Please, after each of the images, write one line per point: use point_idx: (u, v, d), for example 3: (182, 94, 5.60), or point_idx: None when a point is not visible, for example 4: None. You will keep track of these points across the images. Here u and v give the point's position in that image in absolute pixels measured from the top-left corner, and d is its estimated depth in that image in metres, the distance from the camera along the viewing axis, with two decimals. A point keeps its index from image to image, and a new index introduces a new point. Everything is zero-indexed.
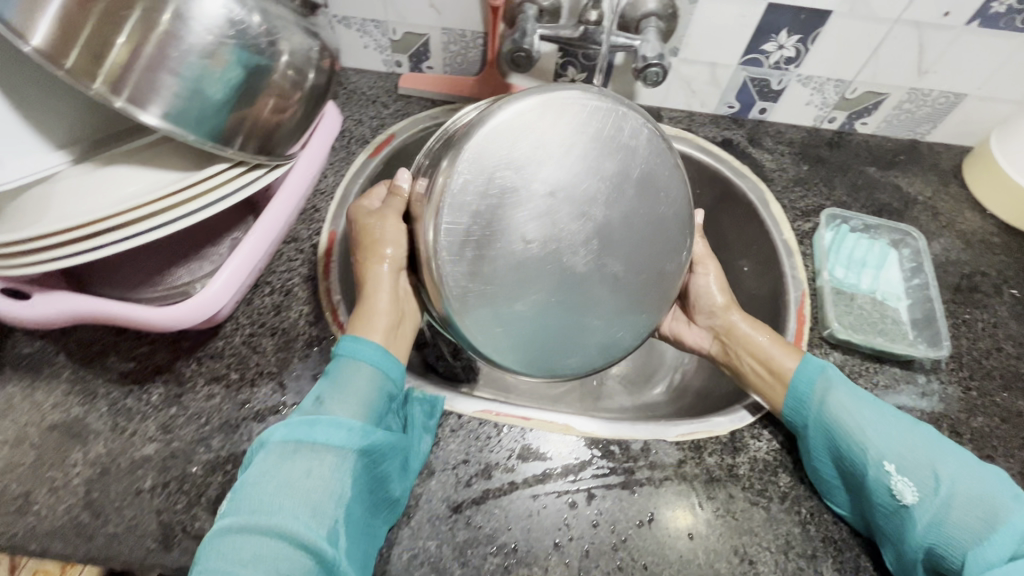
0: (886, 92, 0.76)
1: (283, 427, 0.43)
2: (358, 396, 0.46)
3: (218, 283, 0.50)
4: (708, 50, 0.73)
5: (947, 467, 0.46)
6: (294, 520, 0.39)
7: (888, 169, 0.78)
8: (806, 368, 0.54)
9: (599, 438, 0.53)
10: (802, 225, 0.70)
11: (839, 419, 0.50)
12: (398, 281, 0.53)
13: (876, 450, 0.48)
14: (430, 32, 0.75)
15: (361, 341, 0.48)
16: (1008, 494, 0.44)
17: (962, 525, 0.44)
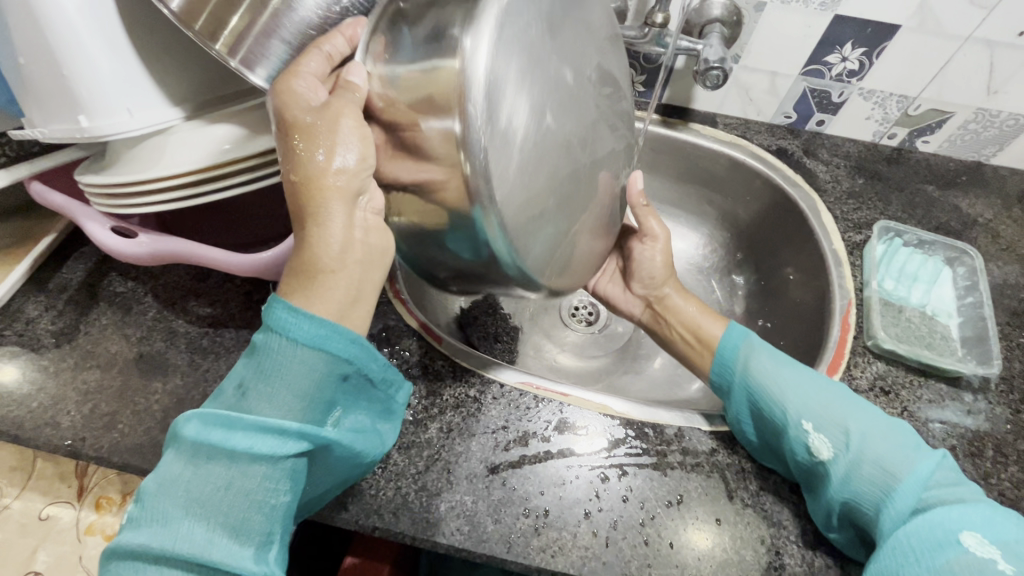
0: (951, 111, 0.75)
1: (199, 426, 0.40)
2: (287, 389, 0.41)
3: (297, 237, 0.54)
4: (770, 59, 0.74)
5: (858, 425, 0.48)
6: (212, 541, 0.38)
7: (948, 188, 0.77)
8: (732, 335, 0.58)
9: (633, 418, 0.55)
10: (854, 237, 0.70)
11: (760, 383, 0.53)
12: (356, 213, 0.42)
13: (795, 410, 0.50)
14: None
15: (298, 314, 0.41)
16: (912, 448, 0.47)
17: (867, 481, 0.46)
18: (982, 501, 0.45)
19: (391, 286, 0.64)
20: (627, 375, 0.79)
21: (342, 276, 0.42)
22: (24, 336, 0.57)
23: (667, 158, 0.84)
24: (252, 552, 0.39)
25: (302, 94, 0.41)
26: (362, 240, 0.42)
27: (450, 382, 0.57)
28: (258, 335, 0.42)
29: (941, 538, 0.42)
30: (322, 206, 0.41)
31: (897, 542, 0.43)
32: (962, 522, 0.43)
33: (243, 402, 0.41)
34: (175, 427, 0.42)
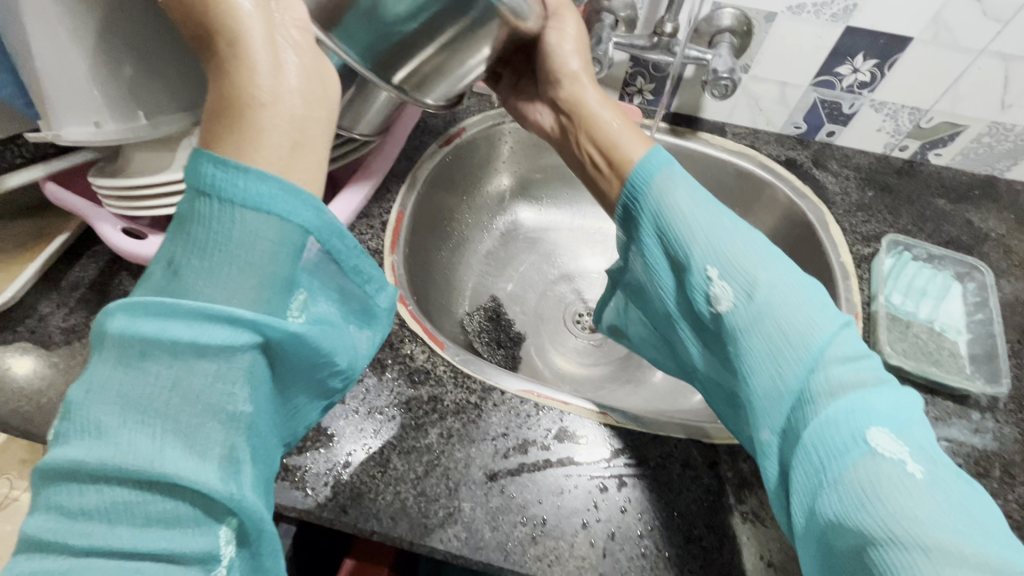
0: (964, 124, 0.74)
1: (126, 317, 0.32)
2: (234, 265, 0.32)
3: None
4: (781, 69, 0.74)
5: (767, 279, 0.45)
6: (154, 452, 0.30)
7: (959, 202, 0.76)
8: (653, 155, 0.54)
9: (634, 429, 0.55)
10: (861, 250, 0.70)
11: (670, 216, 0.50)
12: (277, 31, 0.35)
13: (701, 255, 0.48)
14: None
15: (233, 167, 0.32)
16: (821, 315, 0.44)
17: (761, 338, 0.44)
18: (883, 385, 0.42)
19: (396, 291, 0.64)
20: (630, 383, 0.79)
21: (281, 114, 0.34)
22: (36, 333, 0.58)
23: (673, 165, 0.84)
24: (218, 468, 0.31)
25: None
26: (298, 69, 0.35)
27: (452, 388, 0.57)
28: (186, 198, 0.33)
29: (850, 438, 0.38)
30: (232, 23, 0.33)
31: (809, 450, 0.40)
32: (872, 420, 0.39)
33: (178, 283, 0.33)
34: (99, 323, 0.33)
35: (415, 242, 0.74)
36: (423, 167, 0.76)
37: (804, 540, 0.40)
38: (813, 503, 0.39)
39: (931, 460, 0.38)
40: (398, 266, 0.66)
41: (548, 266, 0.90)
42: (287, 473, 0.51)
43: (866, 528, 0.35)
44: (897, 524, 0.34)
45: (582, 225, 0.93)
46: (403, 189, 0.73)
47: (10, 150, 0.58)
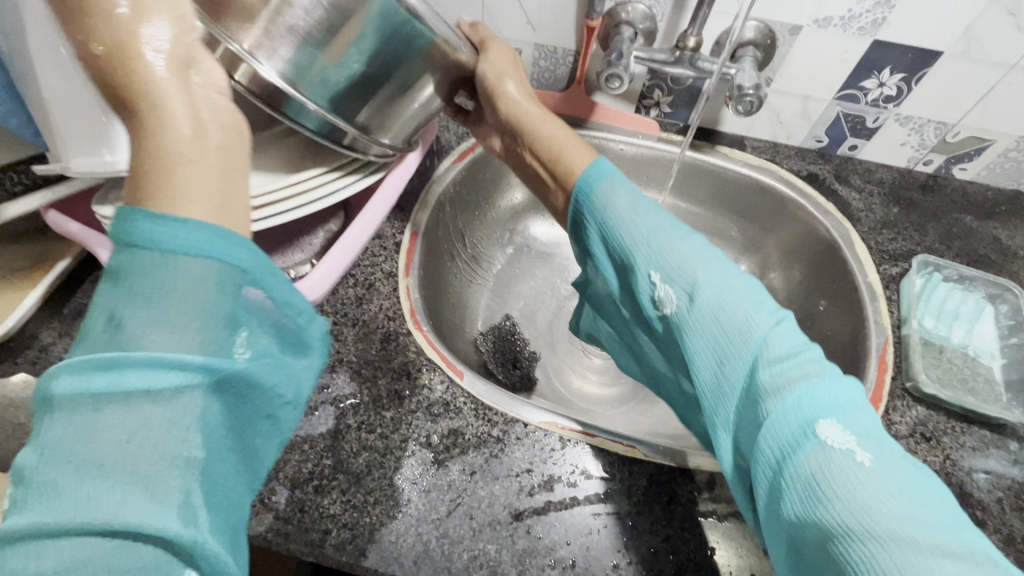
0: (991, 139, 0.72)
1: (70, 376, 0.28)
2: (181, 308, 0.29)
3: (321, 271, 0.55)
4: (804, 82, 0.72)
5: (706, 278, 0.44)
6: (110, 507, 0.26)
7: (987, 219, 0.74)
8: (597, 164, 0.54)
9: (664, 464, 0.53)
10: (889, 269, 0.68)
11: (613, 218, 0.50)
12: (196, 88, 0.33)
13: (643, 258, 0.48)
14: (523, 47, 0.78)
15: (167, 216, 0.29)
16: (759, 311, 0.42)
17: (698, 338, 0.43)
18: (828, 374, 0.39)
19: (413, 317, 0.61)
20: (649, 404, 0.77)
21: (207, 166, 0.32)
22: (39, 364, 0.56)
23: (691, 179, 0.82)
24: (178, 514, 0.28)
25: None
26: (218, 125, 0.33)
27: (472, 421, 0.55)
28: (117, 246, 0.30)
29: (799, 435, 0.36)
30: (149, 83, 0.31)
31: (764, 456, 0.38)
32: (821, 413, 0.37)
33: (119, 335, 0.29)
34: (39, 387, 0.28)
35: (429, 262, 0.72)
36: (436, 185, 0.74)
37: (776, 551, 0.37)
38: (774, 504, 0.37)
39: (883, 449, 0.35)
40: (413, 290, 0.64)
41: (562, 282, 0.88)
42: (303, 514, 0.49)
43: (824, 527, 0.33)
44: (856, 521, 0.32)
45: None
46: (417, 208, 0.71)
47: (10, 177, 0.57)
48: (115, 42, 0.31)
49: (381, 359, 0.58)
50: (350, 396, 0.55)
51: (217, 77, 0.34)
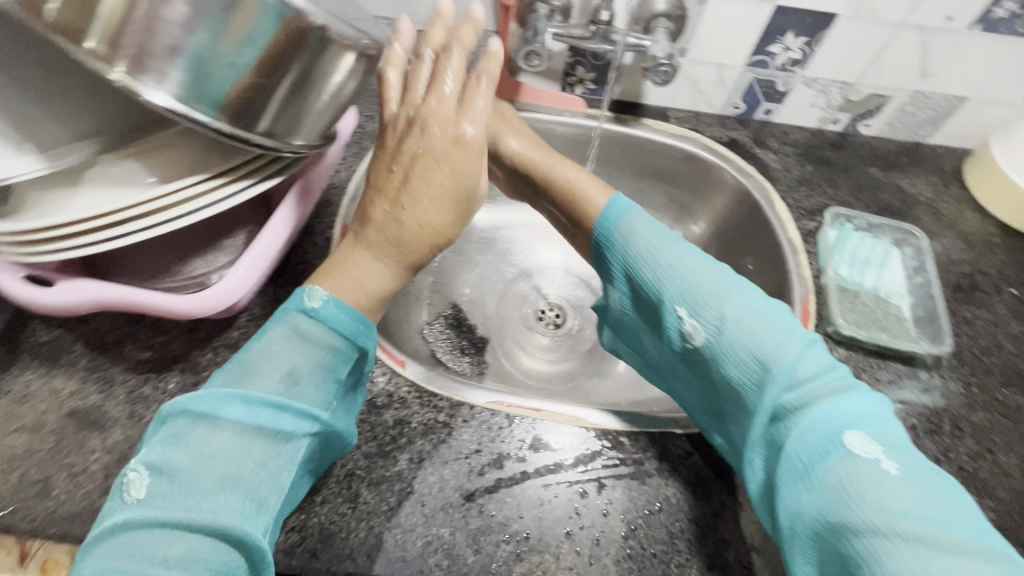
0: (889, 95, 0.77)
1: (242, 407, 0.41)
2: (325, 378, 0.45)
3: (240, 272, 0.53)
4: (716, 50, 0.75)
5: (731, 308, 0.46)
6: (230, 513, 0.38)
7: (890, 170, 0.80)
8: (616, 201, 0.56)
9: (609, 429, 0.54)
10: (806, 224, 0.72)
11: (639, 253, 0.53)
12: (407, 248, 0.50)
13: (673, 291, 0.50)
14: (442, 31, 0.78)
15: (341, 305, 0.47)
16: (793, 336, 0.45)
17: (739, 361, 0.45)
18: (852, 389, 0.44)
19: None
20: (598, 377, 0.79)
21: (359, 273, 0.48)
22: None
23: (620, 153, 0.84)
24: (257, 525, 0.39)
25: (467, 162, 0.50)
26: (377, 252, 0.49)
27: (418, 409, 0.54)
28: (298, 317, 0.46)
29: (824, 443, 0.40)
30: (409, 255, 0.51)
31: (789, 458, 0.41)
32: (845, 423, 0.41)
33: (292, 390, 0.44)
34: (205, 404, 0.40)
35: None
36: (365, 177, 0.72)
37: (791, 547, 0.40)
38: (790, 500, 0.40)
39: (904, 456, 0.39)
40: None
41: (505, 264, 0.88)
42: None
43: (847, 526, 0.36)
44: (873, 520, 0.36)
45: (536, 220, 0.91)
46: (346, 201, 0.69)
47: None
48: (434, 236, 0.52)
49: None
50: None
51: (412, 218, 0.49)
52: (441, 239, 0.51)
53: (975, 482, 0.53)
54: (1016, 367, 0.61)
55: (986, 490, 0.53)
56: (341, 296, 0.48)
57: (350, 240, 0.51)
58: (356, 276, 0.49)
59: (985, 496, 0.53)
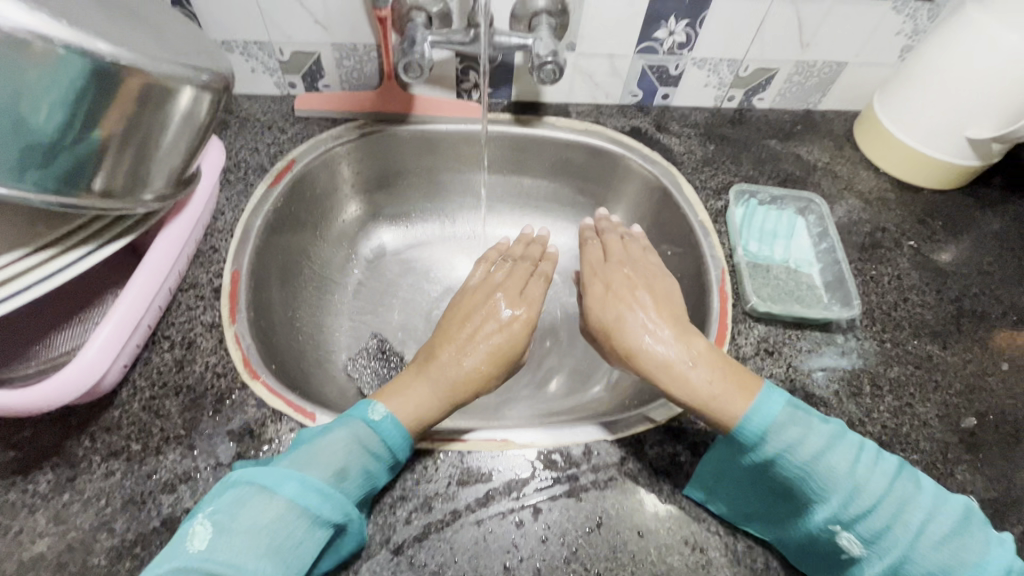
0: (775, 67, 0.79)
1: (298, 487, 0.42)
2: (366, 477, 0.46)
3: (103, 346, 0.46)
4: (605, 41, 0.74)
5: (905, 521, 0.43)
6: None
7: (788, 140, 0.81)
8: (766, 403, 0.46)
9: (540, 448, 0.52)
10: (715, 204, 0.72)
11: (799, 461, 0.45)
12: (458, 396, 0.53)
13: (834, 504, 0.44)
14: (320, 50, 0.73)
15: (398, 423, 0.48)
16: (952, 531, 0.43)
17: (921, 562, 0.42)
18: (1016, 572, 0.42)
19: (247, 367, 0.55)
20: (533, 387, 0.74)
21: (405, 401, 0.51)
22: None
23: (526, 155, 0.82)
24: None
25: (508, 317, 0.59)
26: (428, 386, 0.52)
27: None
28: (359, 423, 0.47)
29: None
30: (455, 397, 0.53)
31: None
32: None
33: (338, 481, 0.44)
34: (269, 477, 0.42)
35: (266, 299, 0.65)
36: (255, 215, 0.67)
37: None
38: None
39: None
40: (243, 336, 0.57)
41: (427, 283, 0.84)
42: None
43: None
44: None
45: (453, 232, 0.88)
46: (235, 245, 0.64)
47: None
48: (478, 385, 0.55)
49: (216, 424, 0.51)
50: (185, 478, 0.48)
51: (473, 363, 0.55)
52: (485, 387, 0.55)
53: (899, 439, 0.55)
54: (922, 318, 0.64)
55: (910, 444, 0.54)
56: (398, 414, 0.49)
57: (413, 370, 0.55)
58: (414, 403, 0.51)
59: (910, 451, 0.54)
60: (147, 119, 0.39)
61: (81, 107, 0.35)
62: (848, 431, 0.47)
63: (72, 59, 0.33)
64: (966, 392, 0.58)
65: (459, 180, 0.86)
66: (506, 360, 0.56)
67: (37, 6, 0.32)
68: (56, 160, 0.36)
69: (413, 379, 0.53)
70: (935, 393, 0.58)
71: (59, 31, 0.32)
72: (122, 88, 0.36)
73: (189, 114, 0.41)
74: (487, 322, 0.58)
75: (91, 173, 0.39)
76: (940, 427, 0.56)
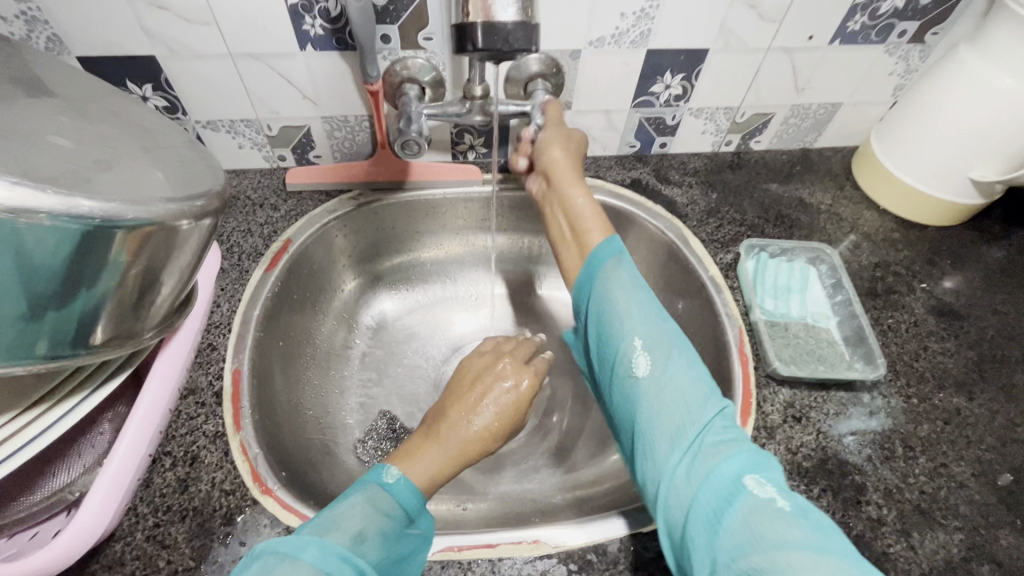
0: (771, 112, 0.79)
1: (318, 551, 0.40)
2: (383, 539, 0.43)
3: (94, 503, 0.43)
4: (600, 98, 0.73)
5: (681, 358, 0.47)
6: None
7: (788, 182, 0.81)
8: (615, 240, 0.57)
9: (574, 549, 0.49)
10: (724, 257, 0.71)
11: (607, 296, 0.52)
12: (463, 459, 0.52)
13: (630, 328, 0.49)
14: (310, 123, 0.71)
15: (403, 475, 0.49)
16: (708, 399, 0.45)
17: (675, 392, 0.45)
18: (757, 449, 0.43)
19: (256, 480, 0.52)
20: (550, 457, 0.72)
21: (417, 470, 0.50)
22: None
23: (526, 213, 0.80)
24: None
25: (515, 378, 0.57)
26: (436, 452, 0.51)
27: None
28: (375, 486, 0.47)
29: (727, 488, 0.39)
30: (461, 460, 0.52)
31: (696, 503, 0.39)
32: (747, 467, 0.40)
33: (358, 546, 0.41)
34: (291, 545, 0.40)
35: (268, 392, 0.62)
36: (252, 304, 0.64)
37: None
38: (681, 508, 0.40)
39: (797, 500, 0.38)
40: (250, 445, 0.54)
41: (432, 349, 0.81)
42: None
43: (755, 567, 0.34)
44: (774, 561, 0.34)
45: (456, 293, 0.85)
46: (234, 340, 0.61)
47: None
48: (483, 443, 0.53)
49: (228, 551, 0.48)
50: None
51: (483, 423, 0.54)
52: (492, 447, 0.54)
53: (937, 504, 0.53)
54: (944, 367, 0.63)
55: (949, 510, 0.53)
56: (414, 479, 0.49)
57: (422, 434, 0.54)
58: (427, 466, 0.50)
59: (950, 517, 0.53)
60: (144, 266, 0.36)
61: (75, 270, 0.32)
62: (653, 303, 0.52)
63: (59, 224, 0.30)
64: (998, 446, 0.57)
65: (458, 240, 0.84)
66: (511, 421, 0.55)
67: (16, 176, 0.29)
68: (45, 321, 0.33)
69: (424, 439, 0.53)
70: (967, 449, 0.57)
71: (43, 199, 0.29)
72: (119, 241, 0.33)
73: (185, 243, 0.39)
74: (496, 386, 0.56)
75: (84, 326, 0.36)
76: (978, 488, 0.54)
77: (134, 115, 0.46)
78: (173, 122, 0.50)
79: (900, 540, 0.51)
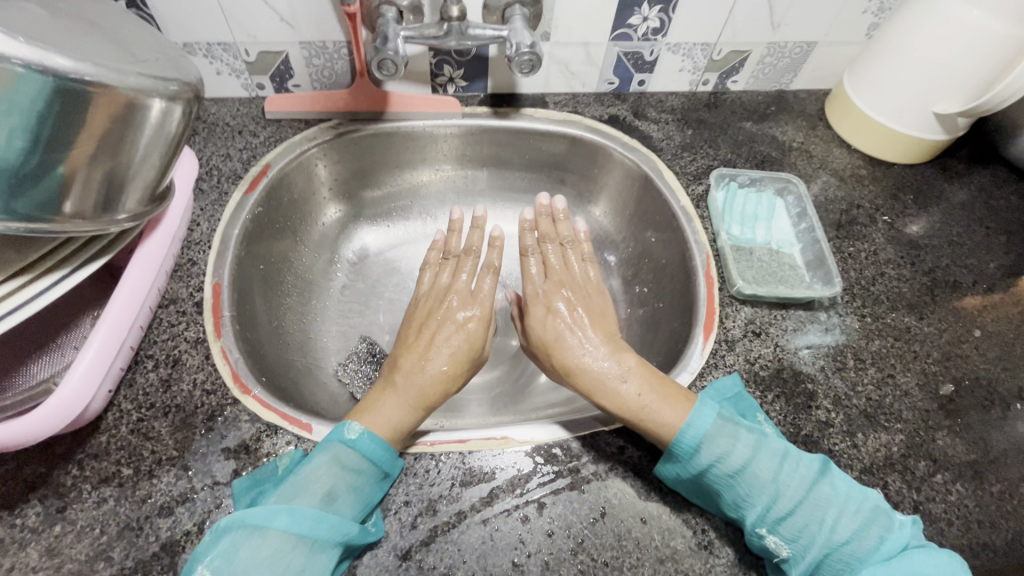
0: (747, 50, 0.80)
1: (289, 516, 0.43)
2: (353, 493, 0.46)
3: (76, 378, 0.45)
4: (578, 30, 0.73)
5: (833, 517, 0.46)
6: None
7: (762, 121, 0.82)
8: (700, 415, 0.50)
9: (540, 443, 0.52)
10: (695, 189, 0.73)
11: (726, 467, 0.48)
12: (421, 404, 0.54)
13: (761, 512, 0.47)
14: (288, 49, 0.71)
15: (369, 431, 0.49)
16: (860, 515, 0.46)
17: (837, 556, 0.45)
18: (921, 548, 0.45)
19: (236, 382, 0.54)
20: (526, 380, 0.75)
21: (376, 422, 0.51)
22: None
23: (504, 147, 0.81)
24: None
25: (465, 319, 0.60)
26: (393, 406, 0.53)
27: None
28: (338, 445, 0.48)
29: None
30: (424, 408, 0.54)
31: None
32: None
33: (329, 504, 0.45)
34: (260, 514, 0.43)
35: (249, 309, 0.64)
36: (231, 224, 0.65)
37: None
38: None
39: None
40: (230, 351, 0.55)
41: (412, 283, 0.83)
42: None
43: None
44: None
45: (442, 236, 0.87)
46: (214, 256, 0.62)
47: None
48: (445, 385, 0.56)
49: (210, 442, 0.50)
50: (181, 500, 0.47)
51: (439, 365, 0.56)
52: (452, 387, 0.57)
53: (882, 409, 0.57)
54: (898, 291, 0.66)
55: (893, 415, 0.57)
56: (374, 430, 0.50)
57: (380, 386, 0.55)
58: (386, 418, 0.52)
59: (893, 421, 0.56)
60: (114, 135, 0.38)
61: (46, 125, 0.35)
62: (771, 437, 0.50)
63: (32, 76, 0.33)
64: (943, 359, 0.61)
65: (439, 175, 0.85)
66: (468, 351, 0.58)
67: None
68: (26, 184, 0.36)
69: (382, 395, 0.54)
70: (914, 362, 0.60)
71: (17, 48, 0.32)
72: (94, 106, 0.36)
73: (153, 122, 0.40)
74: (450, 326, 0.59)
75: (58, 193, 0.38)
76: (921, 397, 0.58)
77: (107, 14, 0.47)
78: (146, 25, 0.50)
79: (845, 440, 0.55)
